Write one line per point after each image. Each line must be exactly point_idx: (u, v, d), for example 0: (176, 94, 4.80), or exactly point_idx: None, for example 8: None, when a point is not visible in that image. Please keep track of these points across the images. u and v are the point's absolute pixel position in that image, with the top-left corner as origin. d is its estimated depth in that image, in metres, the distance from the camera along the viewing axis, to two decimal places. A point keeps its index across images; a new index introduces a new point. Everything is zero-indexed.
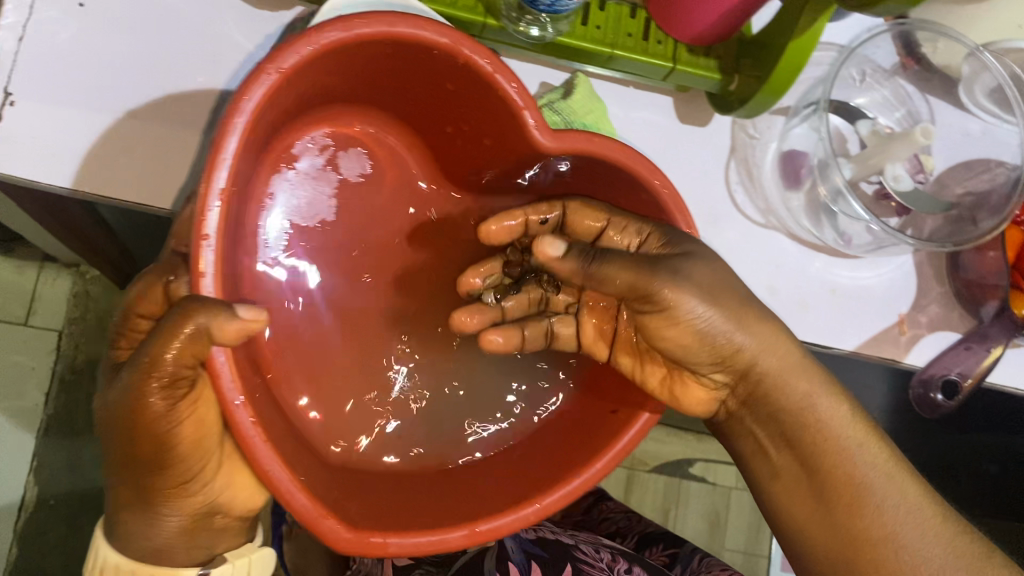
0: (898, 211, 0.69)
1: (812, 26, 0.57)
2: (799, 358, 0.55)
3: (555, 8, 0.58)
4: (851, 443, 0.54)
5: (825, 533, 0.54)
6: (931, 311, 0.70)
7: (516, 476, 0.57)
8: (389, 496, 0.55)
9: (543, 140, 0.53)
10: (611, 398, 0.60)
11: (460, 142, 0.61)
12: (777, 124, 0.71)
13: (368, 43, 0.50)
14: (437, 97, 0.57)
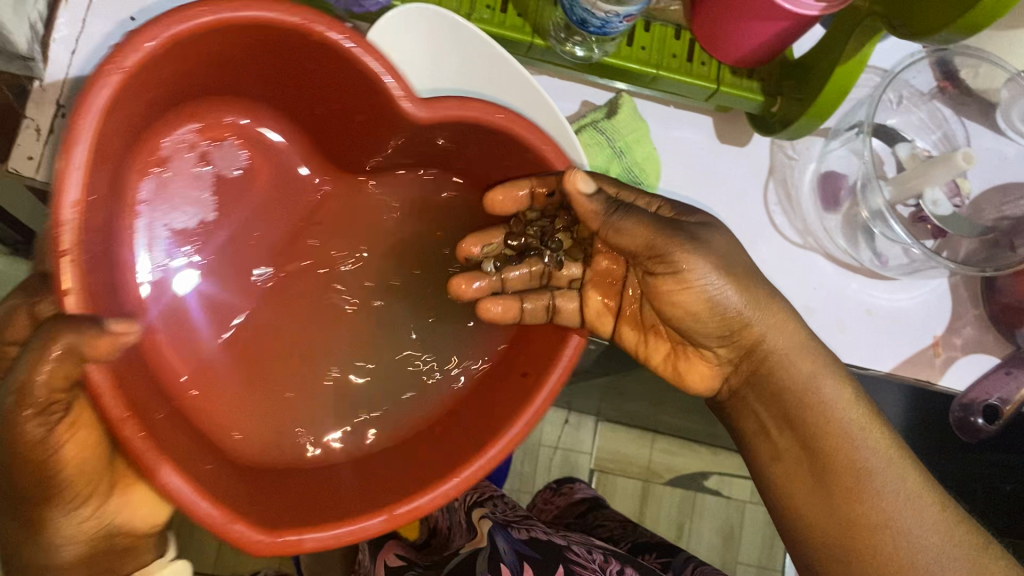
0: (935, 234, 0.68)
1: (859, 52, 0.58)
2: (805, 341, 0.58)
3: (604, 30, 0.57)
4: (851, 428, 0.57)
5: (823, 515, 0.57)
6: (965, 333, 0.71)
7: (425, 461, 0.57)
8: (320, 488, 0.55)
9: (417, 112, 0.55)
10: (526, 361, 0.60)
11: (334, 126, 0.61)
12: (815, 145, 0.72)
13: (220, 32, 0.51)
14: (304, 83, 0.58)
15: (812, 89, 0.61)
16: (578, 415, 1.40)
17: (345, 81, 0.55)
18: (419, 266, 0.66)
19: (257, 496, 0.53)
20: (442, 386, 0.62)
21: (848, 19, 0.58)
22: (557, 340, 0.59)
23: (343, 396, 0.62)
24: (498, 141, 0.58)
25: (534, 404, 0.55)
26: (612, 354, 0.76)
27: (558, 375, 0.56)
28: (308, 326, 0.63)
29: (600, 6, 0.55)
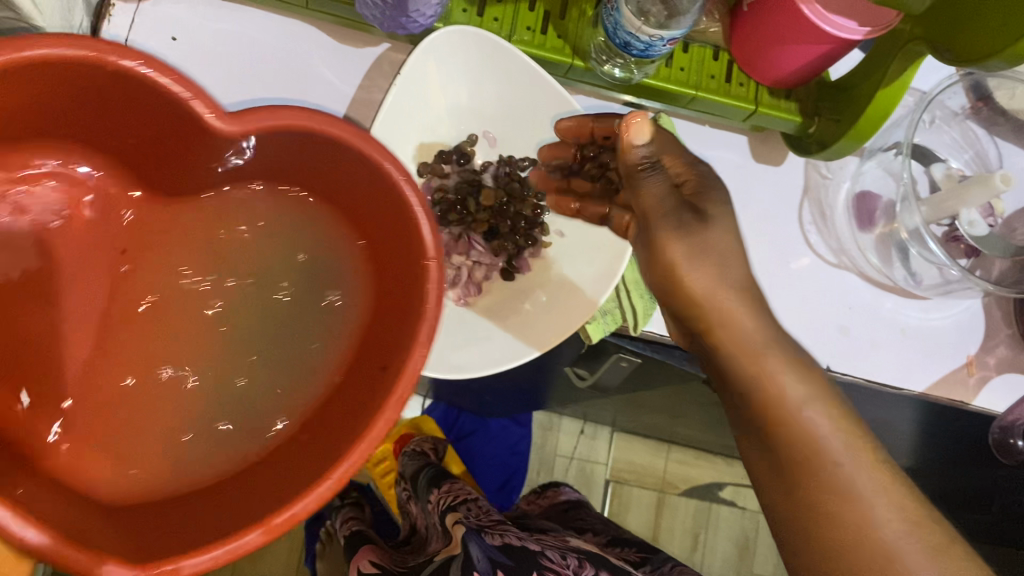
0: (968, 253, 0.68)
1: (901, 75, 0.58)
2: (773, 337, 0.50)
3: (647, 52, 0.58)
4: (801, 403, 0.48)
5: (790, 507, 0.49)
6: (998, 353, 0.71)
7: (259, 484, 0.47)
8: (195, 513, 0.45)
9: (224, 127, 0.47)
10: (374, 359, 0.50)
11: (153, 155, 0.51)
12: (849, 164, 0.72)
13: (48, 76, 0.44)
14: (125, 108, 0.48)
15: (851, 111, 0.62)
16: (593, 425, 1.40)
17: (152, 106, 0.48)
18: (300, 269, 0.54)
19: (123, 531, 0.43)
20: (310, 378, 0.51)
21: (891, 42, 0.59)
22: (415, 295, 0.49)
23: (217, 399, 0.50)
24: (338, 156, 0.50)
25: (394, 395, 0.46)
26: (644, 371, 0.76)
27: (419, 358, 0.46)
28: (177, 320, 0.52)
29: (645, 30, 0.55)
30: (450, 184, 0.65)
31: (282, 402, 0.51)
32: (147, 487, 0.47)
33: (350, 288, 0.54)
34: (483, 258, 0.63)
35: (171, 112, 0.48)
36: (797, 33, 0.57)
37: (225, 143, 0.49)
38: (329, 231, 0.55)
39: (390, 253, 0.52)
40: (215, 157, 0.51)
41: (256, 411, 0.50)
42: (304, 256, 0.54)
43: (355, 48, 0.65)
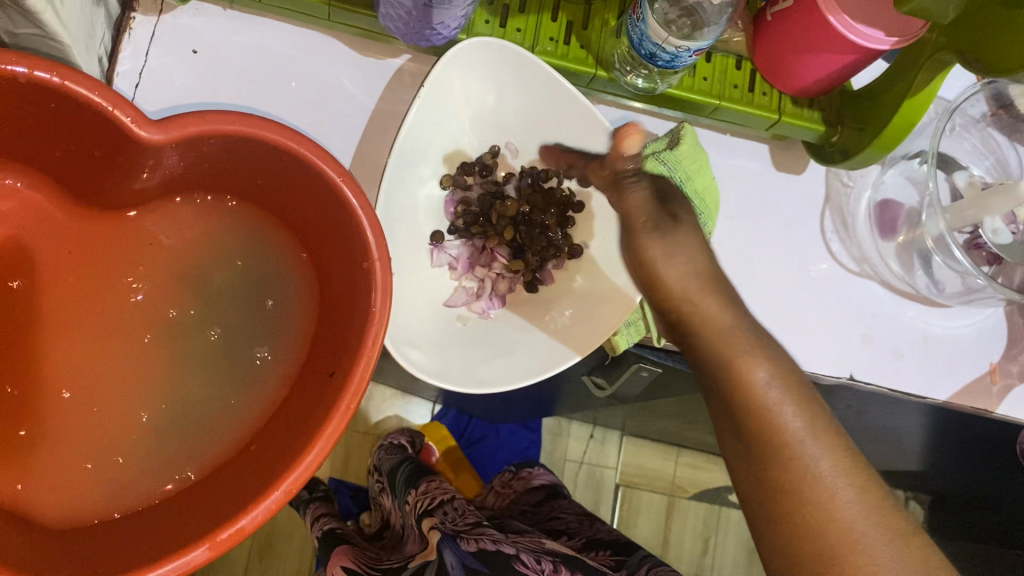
0: (990, 260, 0.68)
1: (928, 85, 0.57)
2: (744, 331, 0.51)
3: (673, 63, 0.57)
4: (771, 394, 0.48)
5: (756, 495, 0.47)
6: (1022, 360, 0.70)
7: (225, 490, 0.49)
8: (161, 521, 0.48)
9: (151, 136, 0.48)
10: (326, 361, 0.52)
11: (87, 168, 0.52)
12: (870, 173, 0.72)
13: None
14: (56, 126, 0.49)
15: (874, 120, 0.62)
16: (603, 430, 1.39)
17: (72, 116, 0.48)
18: (254, 283, 0.57)
19: (81, 553, 0.46)
20: (254, 393, 0.54)
21: (916, 51, 0.59)
22: (357, 307, 0.50)
23: (171, 416, 0.53)
24: (272, 162, 0.51)
25: (338, 408, 0.48)
26: (663, 381, 0.76)
27: (362, 370, 0.48)
28: (129, 340, 0.55)
29: (672, 41, 0.54)
30: (473, 197, 0.65)
31: (240, 418, 0.54)
32: (104, 505, 0.50)
33: (295, 303, 0.56)
34: (505, 272, 0.63)
35: (92, 119, 0.47)
36: (824, 42, 0.57)
37: (148, 152, 0.49)
38: (268, 244, 0.57)
39: (330, 254, 0.54)
40: (143, 164, 0.51)
41: (212, 427, 0.53)
42: (265, 284, 0.57)
43: (375, 58, 0.65)
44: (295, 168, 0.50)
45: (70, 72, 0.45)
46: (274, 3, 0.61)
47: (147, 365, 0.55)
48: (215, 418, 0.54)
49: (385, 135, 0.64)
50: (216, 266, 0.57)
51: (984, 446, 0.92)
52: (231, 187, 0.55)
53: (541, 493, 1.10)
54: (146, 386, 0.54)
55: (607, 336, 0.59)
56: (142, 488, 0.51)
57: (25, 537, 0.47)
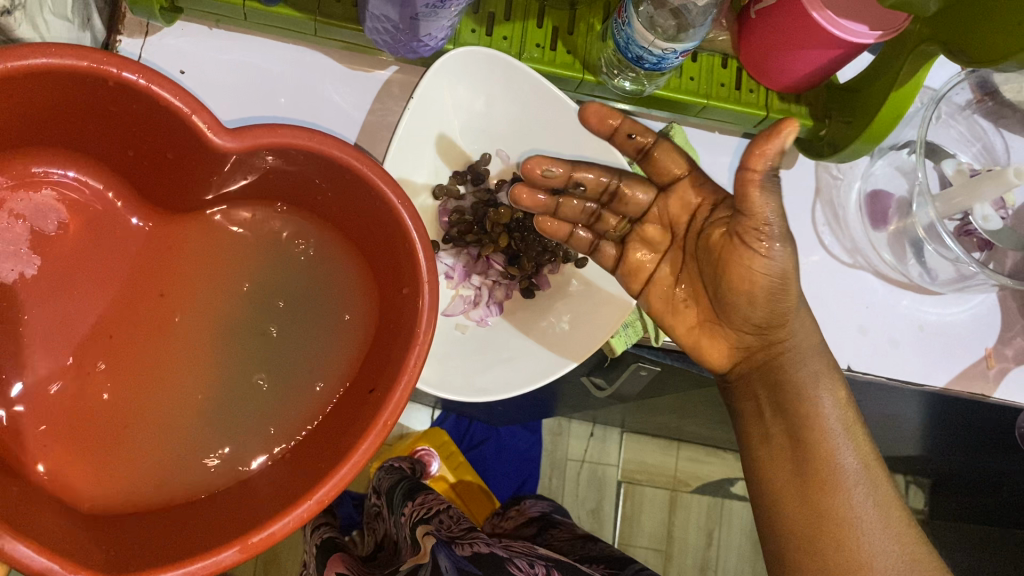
0: (981, 246, 0.68)
1: (914, 76, 0.58)
2: (816, 345, 0.57)
3: (660, 65, 0.58)
4: (836, 428, 0.56)
5: (803, 516, 0.56)
6: (1016, 343, 0.71)
7: (269, 496, 0.51)
8: (195, 525, 0.50)
9: (224, 143, 0.50)
10: (372, 374, 0.54)
11: (149, 166, 0.54)
12: (859, 164, 0.73)
13: (43, 82, 0.47)
14: (127, 121, 0.51)
15: (861, 114, 0.62)
16: (603, 428, 1.39)
17: (146, 116, 0.50)
18: (310, 293, 0.58)
19: (111, 543, 0.48)
20: (299, 402, 0.56)
21: (902, 43, 0.59)
22: (409, 321, 0.52)
23: (219, 410, 0.55)
24: (332, 173, 0.53)
25: (378, 421, 0.49)
26: (662, 379, 0.76)
27: (403, 388, 0.50)
28: (170, 339, 0.57)
29: (658, 44, 0.55)
30: (466, 206, 0.66)
31: (285, 420, 0.55)
32: (137, 492, 0.52)
33: (349, 305, 0.58)
34: (501, 279, 0.64)
35: (171, 122, 0.50)
36: (808, 38, 0.57)
37: (216, 157, 0.51)
38: (321, 245, 0.59)
39: (383, 267, 0.56)
40: (213, 169, 0.53)
41: (250, 427, 0.55)
42: (309, 292, 0.58)
43: (362, 71, 0.65)
44: (354, 185, 0.53)
45: (155, 75, 0.48)
46: (261, 21, 0.61)
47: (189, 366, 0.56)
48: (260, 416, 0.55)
49: (376, 148, 0.64)
50: (273, 267, 0.59)
51: (984, 430, 0.93)
52: (295, 196, 0.57)
53: (534, 524, 1.07)
54: (194, 377, 0.56)
55: (603, 339, 0.60)
56: (182, 478, 0.53)
57: (66, 521, 0.48)
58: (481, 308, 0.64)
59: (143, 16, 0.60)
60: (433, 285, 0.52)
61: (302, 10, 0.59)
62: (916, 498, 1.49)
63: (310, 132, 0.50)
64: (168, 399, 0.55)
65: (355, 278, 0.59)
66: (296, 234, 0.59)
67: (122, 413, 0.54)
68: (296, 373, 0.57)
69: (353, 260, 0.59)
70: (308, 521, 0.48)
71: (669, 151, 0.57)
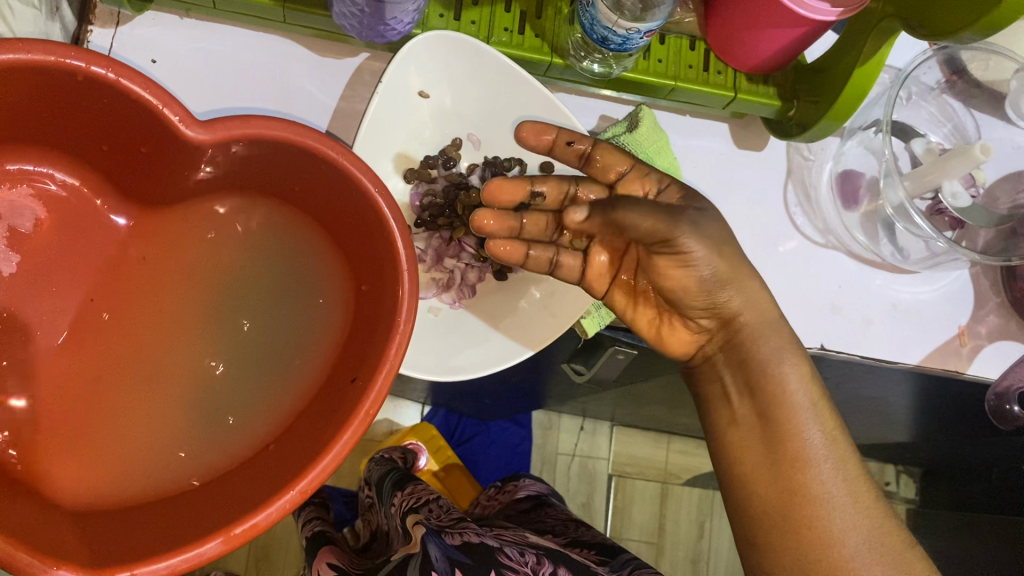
0: (953, 224, 0.69)
1: (877, 52, 0.59)
2: (774, 319, 0.58)
3: (625, 46, 0.58)
4: (803, 409, 0.57)
5: (771, 491, 0.57)
6: (989, 321, 0.71)
7: (252, 484, 0.51)
8: (177, 514, 0.50)
9: (197, 135, 0.51)
10: (350, 365, 0.54)
11: (124, 158, 0.55)
12: (830, 145, 0.74)
13: (17, 77, 0.47)
14: (100, 116, 0.52)
15: (828, 92, 0.63)
16: (592, 421, 1.40)
17: (119, 110, 0.51)
18: (292, 280, 0.58)
19: (93, 538, 0.47)
20: (285, 393, 0.55)
21: (865, 22, 0.60)
22: (389, 309, 0.52)
23: (200, 401, 0.55)
24: (308, 163, 0.53)
25: (360, 411, 0.49)
26: (640, 362, 0.76)
27: (383, 379, 0.50)
28: (150, 327, 0.57)
29: (621, 23, 0.55)
30: (438, 189, 0.67)
31: (270, 406, 0.55)
32: (119, 482, 0.52)
33: (327, 291, 0.57)
34: (474, 262, 0.64)
35: (142, 114, 0.50)
36: (772, 15, 0.57)
37: (191, 149, 0.52)
38: (297, 231, 0.59)
39: (364, 258, 0.56)
40: (187, 161, 0.54)
41: (230, 416, 0.54)
42: (292, 280, 0.58)
43: (334, 59, 0.65)
44: (324, 173, 0.53)
45: (126, 69, 0.49)
46: (230, 9, 0.61)
47: (169, 354, 0.56)
48: (241, 400, 0.55)
49: (348, 134, 0.65)
50: (248, 256, 0.58)
51: (968, 413, 0.93)
52: (269, 189, 0.58)
53: (528, 501, 1.06)
54: (176, 360, 0.56)
55: (573, 321, 0.61)
56: (166, 468, 0.52)
57: (45, 513, 0.48)
58: (453, 290, 0.64)
59: (114, 6, 0.61)
60: (411, 273, 0.52)
61: None
62: (907, 487, 1.49)
63: (284, 122, 0.51)
64: (145, 383, 0.55)
65: (331, 262, 0.58)
66: (271, 226, 0.59)
67: (99, 403, 0.54)
68: (275, 354, 0.56)
69: (327, 245, 0.58)
70: (291, 512, 0.48)
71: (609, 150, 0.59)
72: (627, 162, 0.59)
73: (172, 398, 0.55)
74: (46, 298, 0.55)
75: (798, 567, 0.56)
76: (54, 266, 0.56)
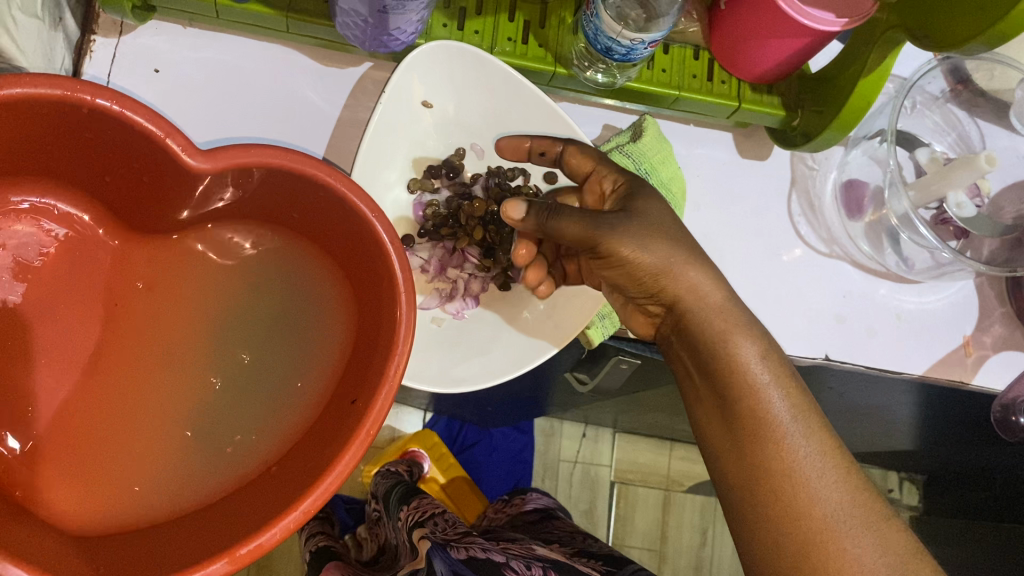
0: (958, 235, 0.68)
1: (882, 64, 0.58)
2: (725, 304, 0.54)
3: (630, 56, 0.58)
4: (764, 381, 0.52)
5: (742, 473, 0.52)
6: (994, 331, 0.71)
7: (253, 506, 0.50)
8: (184, 537, 0.49)
9: (198, 164, 0.50)
10: (350, 385, 0.54)
11: (127, 188, 0.54)
12: (834, 155, 0.73)
13: (20, 112, 0.47)
14: (102, 147, 0.51)
15: (832, 103, 0.63)
16: (594, 428, 1.39)
17: (121, 141, 0.50)
18: (286, 304, 0.58)
19: (101, 562, 0.47)
20: (289, 412, 0.55)
21: (870, 30, 0.60)
22: (388, 329, 0.52)
23: (208, 425, 0.55)
24: (309, 189, 0.53)
25: (361, 430, 0.49)
26: (643, 372, 0.76)
27: (385, 396, 0.50)
28: (150, 353, 0.56)
29: (625, 34, 0.55)
30: (441, 199, 0.66)
31: (274, 429, 0.55)
32: (126, 507, 0.51)
33: (330, 314, 0.57)
34: (477, 272, 0.64)
35: (143, 146, 0.50)
36: (776, 26, 0.57)
37: (194, 179, 0.51)
38: (300, 256, 0.59)
39: (363, 280, 0.56)
40: (191, 192, 0.53)
41: (233, 442, 0.54)
42: (290, 302, 0.58)
43: (337, 68, 0.65)
44: (321, 201, 0.53)
45: (128, 101, 0.48)
46: (232, 19, 0.61)
47: (176, 381, 0.56)
48: (247, 422, 0.55)
49: (350, 144, 0.65)
50: (254, 282, 0.59)
51: (971, 422, 0.92)
52: (264, 215, 0.58)
53: (536, 514, 1.05)
54: (178, 384, 0.56)
55: (579, 330, 0.61)
56: (177, 492, 0.52)
57: (57, 542, 0.47)
58: (459, 295, 0.64)
59: (116, 16, 0.61)
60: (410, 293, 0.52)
61: (272, 6, 0.59)
62: (910, 494, 1.48)
63: (281, 150, 0.51)
64: (152, 413, 0.55)
65: (332, 287, 0.58)
66: (266, 250, 0.59)
67: (105, 431, 0.54)
68: (277, 372, 0.56)
69: (328, 270, 0.58)
70: (294, 532, 0.48)
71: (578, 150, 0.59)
72: (591, 162, 0.59)
73: (181, 423, 0.55)
74: (52, 324, 0.55)
75: (772, 551, 0.50)
76: (60, 292, 0.56)
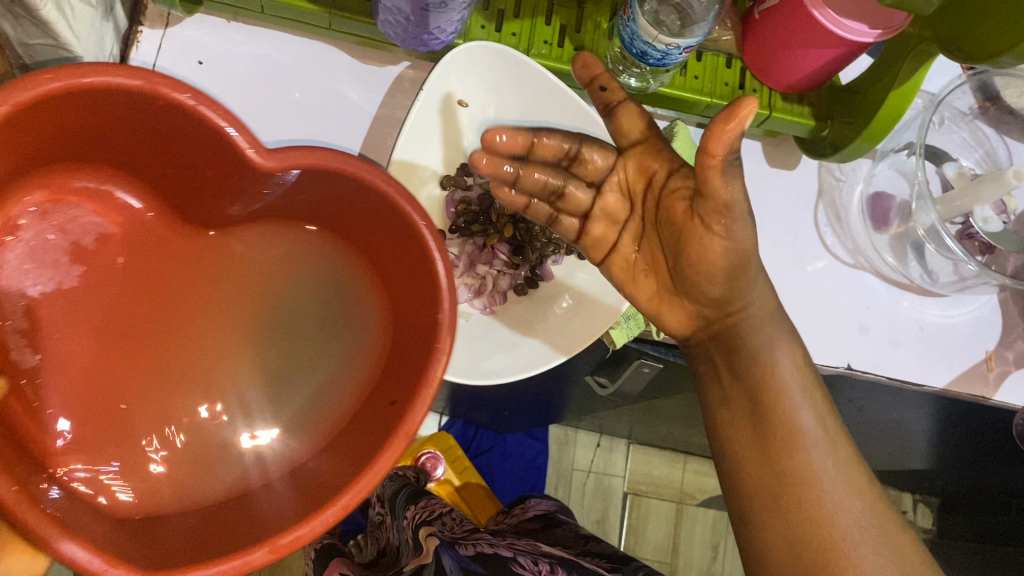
0: (983, 250, 0.68)
1: (913, 75, 0.59)
2: (773, 312, 0.57)
3: (664, 62, 0.59)
4: (795, 389, 0.56)
5: (764, 476, 0.55)
6: (1017, 347, 0.71)
7: (292, 501, 0.51)
8: (223, 527, 0.50)
9: (263, 162, 0.51)
10: (391, 387, 0.55)
11: (188, 180, 0.55)
12: (861, 167, 0.74)
13: (101, 99, 0.48)
14: (169, 137, 0.52)
15: (861, 115, 0.64)
16: (609, 438, 1.39)
17: (191, 134, 0.51)
18: (318, 298, 0.59)
19: (141, 546, 0.48)
20: (328, 411, 0.56)
21: (902, 44, 0.60)
22: (429, 335, 0.53)
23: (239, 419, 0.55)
24: (353, 188, 0.54)
25: (400, 431, 0.50)
26: (663, 377, 0.77)
27: (426, 397, 0.50)
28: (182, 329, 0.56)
29: (662, 39, 0.56)
30: (473, 197, 0.68)
31: (310, 430, 0.55)
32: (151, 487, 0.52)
33: (367, 316, 0.58)
34: (506, 269, 0.65)
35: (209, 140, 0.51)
36: (812, 38, 0.58)
37: (256, 175, 0.52)
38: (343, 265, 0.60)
39: (409, 287, 0.57)
40: (246, 188, 0.54)
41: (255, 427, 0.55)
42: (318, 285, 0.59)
43: (374, 66, 0.67)
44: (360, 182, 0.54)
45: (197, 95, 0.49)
46: (278, 14, 0.63)
47: (207, 359, 0.56)
48: (269, 402, 0.56)
49: (385, 141, 0.66)
50: (284, 260, 0.59)
51: (989, 441, 0.92)
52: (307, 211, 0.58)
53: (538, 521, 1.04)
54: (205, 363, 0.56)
55: (603, 330, 0.62)
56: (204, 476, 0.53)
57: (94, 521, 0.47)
58: (490, 287, 0.65)
59: (165, 7, 0.62)
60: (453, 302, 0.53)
61: (318, 3, 0.61)
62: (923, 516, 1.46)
63: None
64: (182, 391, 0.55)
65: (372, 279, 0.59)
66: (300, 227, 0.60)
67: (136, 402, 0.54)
68: (311, 372, 0.57)
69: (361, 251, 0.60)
70: (330, 527, 0.48)
71: (632, 110, 0.55)
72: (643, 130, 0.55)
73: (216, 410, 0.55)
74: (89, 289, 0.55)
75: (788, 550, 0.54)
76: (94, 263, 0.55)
